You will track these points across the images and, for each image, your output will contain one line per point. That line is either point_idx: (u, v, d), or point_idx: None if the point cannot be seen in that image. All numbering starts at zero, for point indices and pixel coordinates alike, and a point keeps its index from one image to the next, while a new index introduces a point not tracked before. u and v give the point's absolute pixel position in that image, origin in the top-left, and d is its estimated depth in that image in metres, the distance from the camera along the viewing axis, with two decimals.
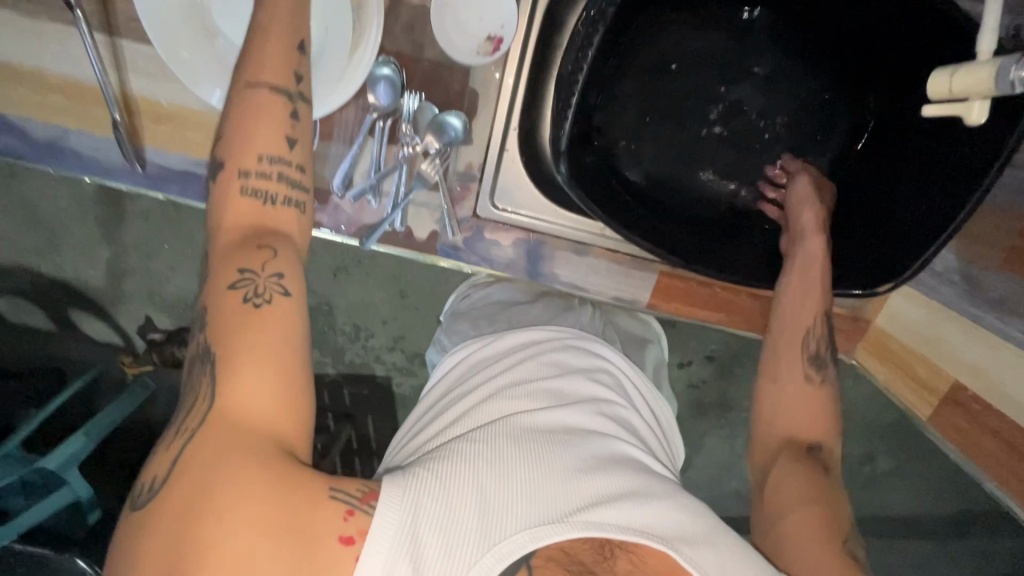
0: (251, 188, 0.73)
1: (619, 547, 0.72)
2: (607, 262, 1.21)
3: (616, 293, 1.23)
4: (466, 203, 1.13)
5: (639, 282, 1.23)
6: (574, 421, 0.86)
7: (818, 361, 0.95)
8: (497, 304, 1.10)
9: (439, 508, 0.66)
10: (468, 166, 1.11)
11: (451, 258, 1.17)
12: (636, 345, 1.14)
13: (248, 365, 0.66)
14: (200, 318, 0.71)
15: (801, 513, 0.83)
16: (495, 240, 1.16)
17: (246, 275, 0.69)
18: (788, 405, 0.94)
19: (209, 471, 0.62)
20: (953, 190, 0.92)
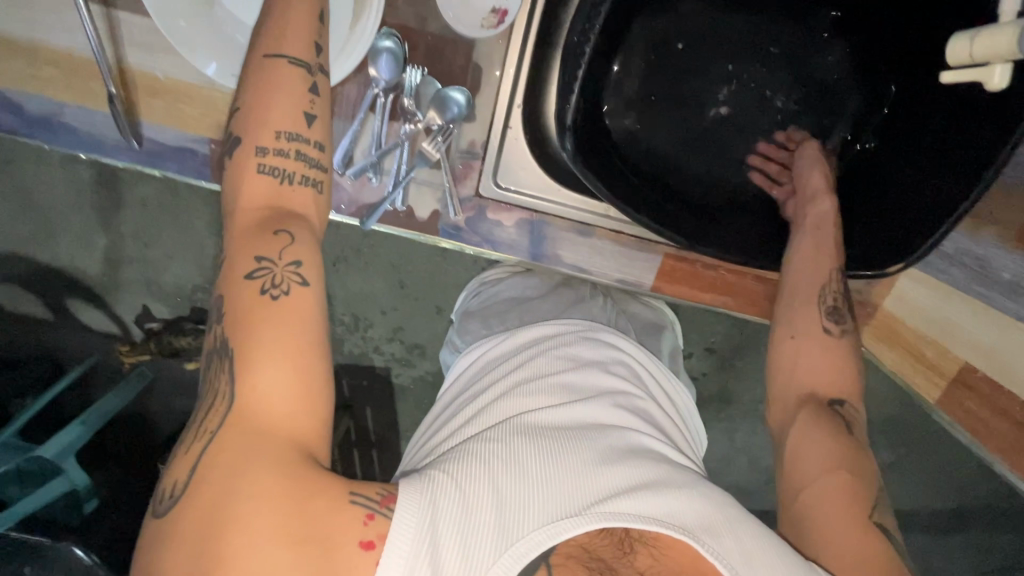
0: (270, 167, 0.72)
1: (638, 541, 0.73)
2: (620, 247, 1.13)
3: (622, 279, 1.14)
4: (470, 182, 1.06)
5: (649, 267, 1.13)
6: (589, 415, 0.85)
7: (837, 316, 0.91)
8: (512, 300, 1.07)
9: (456, 508, 0.66)
10: (471, 145, 1.05)
11: (454, 240, 1.08)
12: (652, 338, 1.09)
13: (268, 364, 0.64)
14: (217, 309, 0.68)
15: (827, 480, 0.79)
16: (498, 221, 1.09)
17: (263, 261, 0.67)
18: (808, 361, 0.89)
19: (231, 475, 0.60)
20: (962, 169, 0.91)
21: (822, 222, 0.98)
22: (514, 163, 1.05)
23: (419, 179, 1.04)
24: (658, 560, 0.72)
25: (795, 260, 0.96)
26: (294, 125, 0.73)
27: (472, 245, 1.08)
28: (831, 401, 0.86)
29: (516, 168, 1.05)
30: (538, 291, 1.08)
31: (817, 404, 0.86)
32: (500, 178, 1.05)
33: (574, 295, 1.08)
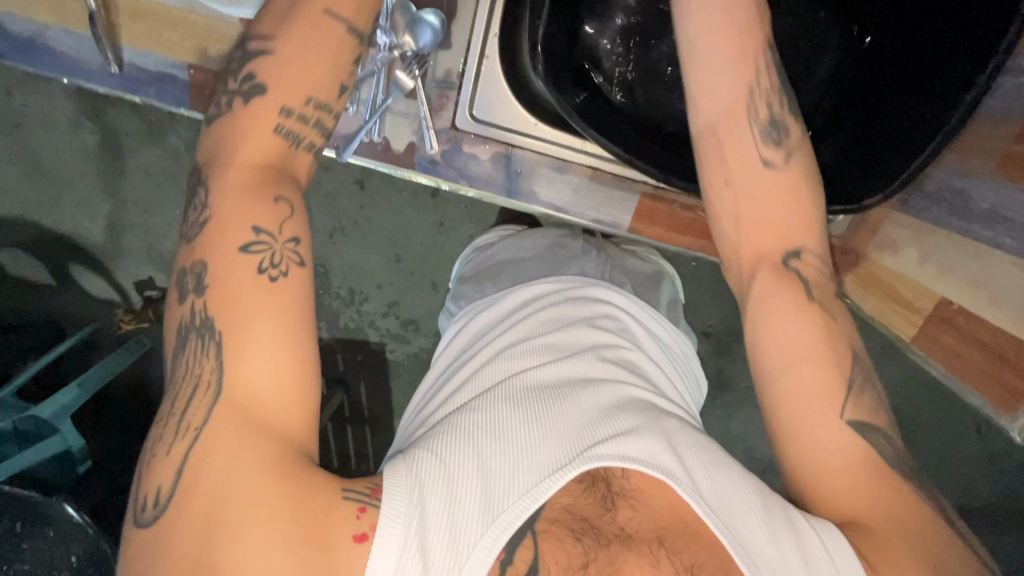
0: (283, 134, 0.62)
1: (621, 499, 0.65)
2: (608, 193, 0.85)
3: (600, 220, 0.87)
4: (445, 113, 0.81)
5: (629, 206, 0.87)
6: (573, 365, 0.75)
7: (772, 131, 0.68)
8: (504, 264, 0.94)
9: (440, 484, 0.59)
10: (448, 75, 0.80)
11: (427, 177, 0.83)
12: (650, 291, 0.95)
13: (256, 345, 0.56)
14: (197, 276, 0.59)
15: (793, 377, 0.65)
16: (472, 155, 0.83)
17: (263, 235, 0.59)
18: (757, 205, 0.68)
19: (224, 480, 0.54)
20: (955, 76, 0.70)
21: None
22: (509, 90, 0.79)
23: (394, 110, 0.79)
24: (639, 514, 0.65)
25: (704, 62, 0.67)
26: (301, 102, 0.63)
27: (445, 183, 0.83)
28: (783, 258, 0.67)
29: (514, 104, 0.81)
30: (531, 252, 0.95)
31: (775, 271, 0.67)
32: (477, 111, 0.80)
33: (568, 254, 0.93)
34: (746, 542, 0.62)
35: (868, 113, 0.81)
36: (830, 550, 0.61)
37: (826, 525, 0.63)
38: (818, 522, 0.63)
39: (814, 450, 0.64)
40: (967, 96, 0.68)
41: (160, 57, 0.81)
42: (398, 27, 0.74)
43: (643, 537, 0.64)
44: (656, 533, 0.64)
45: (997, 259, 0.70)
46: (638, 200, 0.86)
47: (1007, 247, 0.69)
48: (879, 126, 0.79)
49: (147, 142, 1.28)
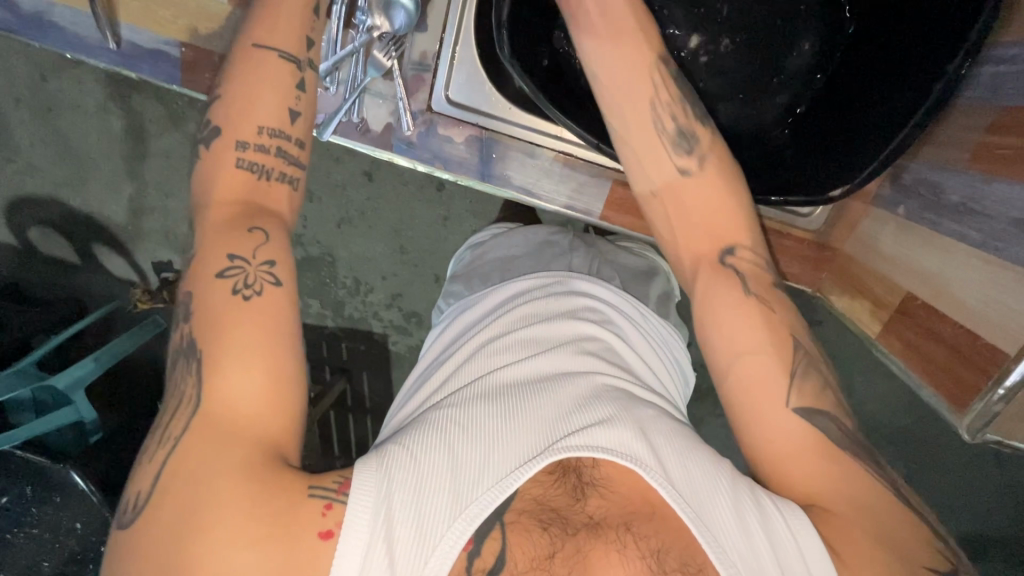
0: (247, 169, 0.56)
1: (590, 487, 0.52)
2: (579, 180, 0.79)
3: (571, 205, 0.79)
4: (421, 94, 0.74)
5: (602, 192, 0.79)
6: (550, 342, 0.62)
7: (684, 142, 0.61)
8: (495, 264, 0.76)
9: (408, 481, 0.48)
10: (424, 57, 0.73)
11: (405, 161, 0.77)
12: (639, 288, 0.76)
13: (235, 358, 0.49)
14: (182, 306, 0.52)
15: (745, 367, 0.56)
16: (448, 138, 0.76)
17: (237, 259, 0.51)
18: (681, 216, 0.61)
19: (192, 496, 0.45)
20: (933, 56, 0.58)
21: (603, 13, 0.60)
22: (486, 77, 0.73)
23: (371, 90, 0.73)
24: (609, 503, 0.52)
25: (605, 81, 0.60)
26: (278, 122, 0.58)
27: (422, 168, 0.77)
28: (718, 256, 0.60)
29: (493, 89, 0.73)
30: (521, 248, 0.76)
31: (714, 270, 0.60)
32: (453, 94, 0.73)
33: (556, 250, 0.75)
34: (730, 549, 0.50)
35: (839, 104, 0.69)
36: (798, 541, 0.50)
37: (796, 512, 0.52)
38: (785, 502, 0.53)
39: (777, 442, 0.55)
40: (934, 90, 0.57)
41: (155, 35, 0.73)
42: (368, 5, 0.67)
43: (611, 522, 0.51)
44: (623, 518, 0.51)
45: (960, 253, 0.57)
46: (611, 188, 0.79)
47: (970, 241, 0.56)
48: (843, 119, 0.67)
49: (168, 125, 1.16)
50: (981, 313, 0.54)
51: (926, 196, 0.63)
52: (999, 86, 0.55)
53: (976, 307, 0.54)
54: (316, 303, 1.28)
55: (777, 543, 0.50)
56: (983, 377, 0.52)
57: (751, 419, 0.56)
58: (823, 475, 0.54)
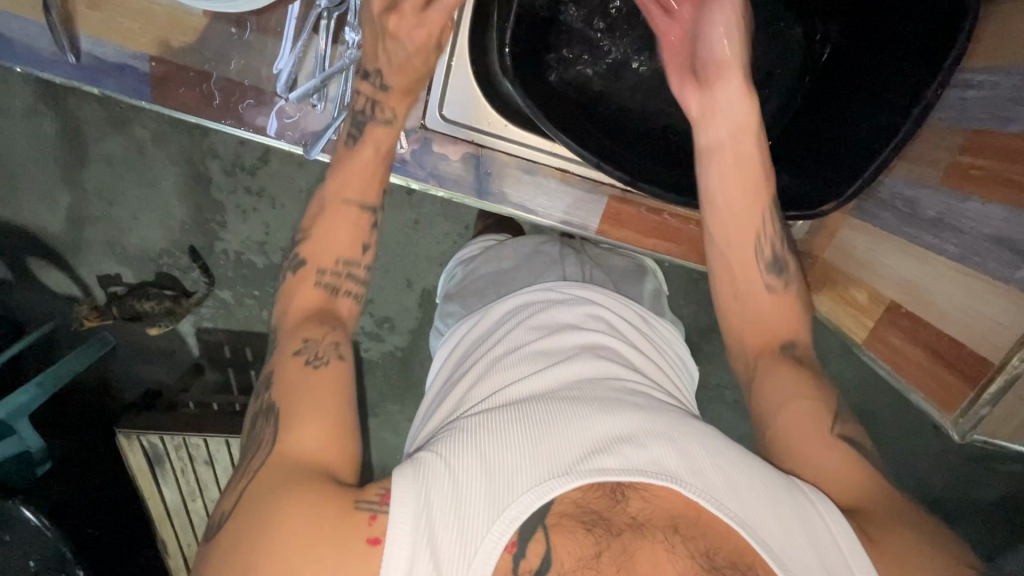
0: (325, 286, 0.60)
1: (631, 489, 0.46)
2: (574, 195, 0.77)
3: (567, 220, 0.78)
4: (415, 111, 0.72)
5: (596, 206, 0.78)
6: (567, 349, 0.58)
7: (775, 263, 0.64)
8: (487, 279, 0.72)
9: (445, 487, 0.44)
10: None
11: (397, 179, 0.74)
12: (631, 286, 0.73)
13: (301, 411, 0.49)
14: (263, 376, 0.55)
15: (793, 410, 0.57)
16: (443, 156, 0.75)
17: (310, 343, 0.55)
18: (753, 317, 0.64)
19: (250, 539, 0.43)
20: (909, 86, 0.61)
21: (754, 188, 0.64)
22: (484, 98, 0.72)
23: None
24: (652, 505, 0.46)
25: (721, 198, 0.64)
26: (351, 249, 0.62)
27: (415, 186, 0.74)
28: (780, 345, 0.62)
29: (487, 106, 0.72)
30: (511, 262, 0.73)
31: (777, 359, 0.61)
32: (447, 112, 0.72)
33: (546, 259, 0.72)
34: (781, 547, 0.45)
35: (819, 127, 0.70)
36: (836, 537, 0.47)
37: (825, 500, 0.49)
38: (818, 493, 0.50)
39: (818, 478, 0.54)
40: (913, 114, 0.60)
41: (121, 48, 0.67)
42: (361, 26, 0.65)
43: (656, 524, 0.46)
44: (670, 519, 0.46)
45: (936, 261, 0.61)
46: (605, 203, 0.77)
47: (950, 255, 0.60)
48: (822, 133, 0.70)
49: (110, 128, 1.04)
50: (958, 318, 0.58)
51: (903, 209, 0.66)
52: (966, 111, 0.60)
53: (960, 316, 0.58)
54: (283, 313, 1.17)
55: (818, 538, 0.46)
56: (972, 386, 0.57)
57: (794, 445, 0.56)
58: (854, 483, 0.53)
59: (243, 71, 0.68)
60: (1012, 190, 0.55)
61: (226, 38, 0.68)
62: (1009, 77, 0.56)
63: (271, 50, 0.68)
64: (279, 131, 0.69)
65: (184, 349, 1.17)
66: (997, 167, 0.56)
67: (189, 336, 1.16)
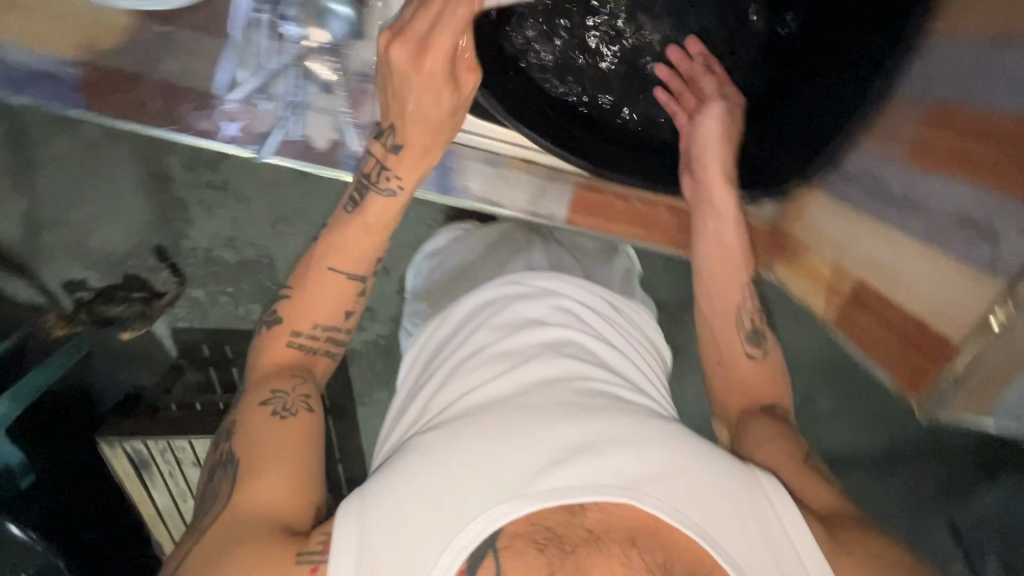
0: (297, 347, 0.60)
1: (588, 502, 0.45)
2: (538, 185, 0.75)
3: (535, 212, 0.75)
4: (369, 107, 0.64)
5: (564, 196, 0.75)
6: (530, 352, 0.57)
7: (756, 336, 0.66)
8: (452, 272, 0.71)
9: (391, 521, 0.44)
10: (366, 67, 0.65)
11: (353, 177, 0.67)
12: (598, 268, 0.74)
13: (261, 461, 0.50)
14: (228, 425, 0.56)
15: (772, 449, 0.58)
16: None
17: (279, 393, 0.56)
18: (742, 384, 0.65)
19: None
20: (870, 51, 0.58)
21: (735, 263, 0.67)
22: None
23: (312, 105, 0.66)
24: (610, 516, 0.45)
25: (706, 269, 0.67)
26: (334, 317, 0.62)
27: None
28: (762, 406, 0.63)
29: None
30: (475, 252, 0.73)
31: (758, 418, 0.62)
32: None
33: (514, 246, 0.73)
34: (734, 551, 0.45)
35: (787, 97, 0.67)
36: (793, 541, 0.47)
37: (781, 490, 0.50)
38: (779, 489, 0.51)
39: (807, 493, 0.55)
40: (875, 84, 0.58)
41: (42, 53, 0.62)
42: (302, 18, 0.64)
43: (614, 536, 0.45)
44: (627, 530, 0.45)
45: (903, 244, 0.62)
46: (573, 192, 0.75)
47: (918, 235, 0.61)
48: (783, 109, 0.67)
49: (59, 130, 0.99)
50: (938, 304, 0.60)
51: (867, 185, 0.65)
52: (931, 81, 0.58)
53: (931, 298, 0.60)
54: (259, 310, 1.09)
55: (773, 541, 0.47)
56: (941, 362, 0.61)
57: (777, 465, 0.57)
58: (834, 498, 0.55)
59: (181, 74, 0.65)
60: (973, 170, 0.55)
61: (158, 38, 0.64)
62: (968, 47, 0.55)
63: (210, 52, 0.65)
64: (227, 135, 0.65)
65: (162, 349, 1.08)
66: (962, 145, 0.56)
67: (166, 338, 1.08)
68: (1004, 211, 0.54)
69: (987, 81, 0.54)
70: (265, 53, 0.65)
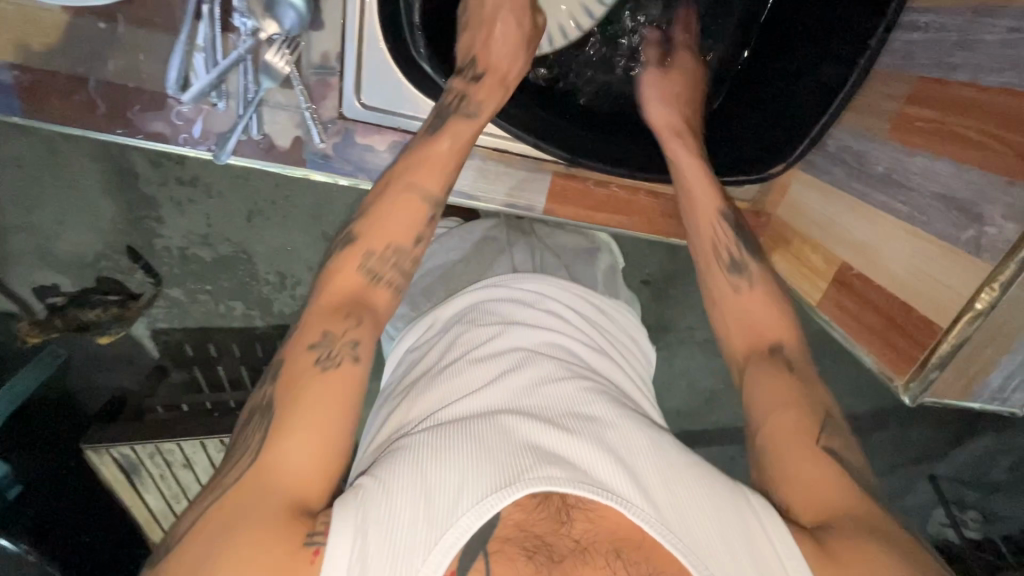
0: (365, 274, 0.54)
1: (576, 509, 0.46)
2: (515, 176, 0.73)
3: (510, 203, 0.74)
4: (331, 100, 0.65)
5: (541, 185, 0.73)
6: (519, 349, 0.56)
7: (736, 264, 0.62)
8: (435, 276, 0.67)
9: (382, 517, 0.42)
10: (326, 58, 0.63)
11: (323, 177, 0.67)
12: (583, 269, 0.70)
13: (300, 415, 0.46)
14: (272, 364, 0.51)
15: (776, 420, 0.53)
16: (368, 147, 0.67)
17: (326, 338, 0.50)
18: (739, 313, 0.60)
19: (220, 540, 0.41)
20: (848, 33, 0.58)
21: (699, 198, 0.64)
22: (404, 78, 0.64)
23: (269, 101, 0.63)
24: (597, 526, 0.46)
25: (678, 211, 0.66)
26: (405, 239, 0.56)
27: (344, 182, 0.68)
28: (769, 348, 0.58)
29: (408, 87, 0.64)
30: (459, 253, 0.69)
31: (767, 362, 0.57)
32: (366, 99, 0.64)
33: (494, 250, 0.68)
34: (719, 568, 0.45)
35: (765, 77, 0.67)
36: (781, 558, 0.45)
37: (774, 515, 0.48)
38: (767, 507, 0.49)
39: (795, 487, 0.50)
40: (859, 63, 0.56)
41: None
42: (249, 8, 0.57)
43: (598, 548, 0.46)
44: (612, 542, 0.46)
45: (893, 225, 0.59)
46: (551, 180, 0.73)
47: (898, 214, 0.58)
48: (771, 86, 0.66)
49: None
50: (922, 289, 0.56)
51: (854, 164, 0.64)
52: (913, 55, 0.58)
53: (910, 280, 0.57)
54: (240, 307, 1.03)
55: (761, 559, 0.45)
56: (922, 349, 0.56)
57: (772, 455, 0.52)
58: (830, 496, 0.50)
59: (125, 73, 0.61)
60: (961, 146, 0.53)
61: (98, 36, 0.60)
62: (951, 18, 0.54)
63: (157, 47, 0.60)
64: (183, 137, 0.62)
65: (144, 352, 1.05)
66: (944, 120, 0.54)
67: (146, 339, 1.04)
68: (992, 189, 0.50)
69: (967, 55, 0.53)
70: (214, 50, 0.58)
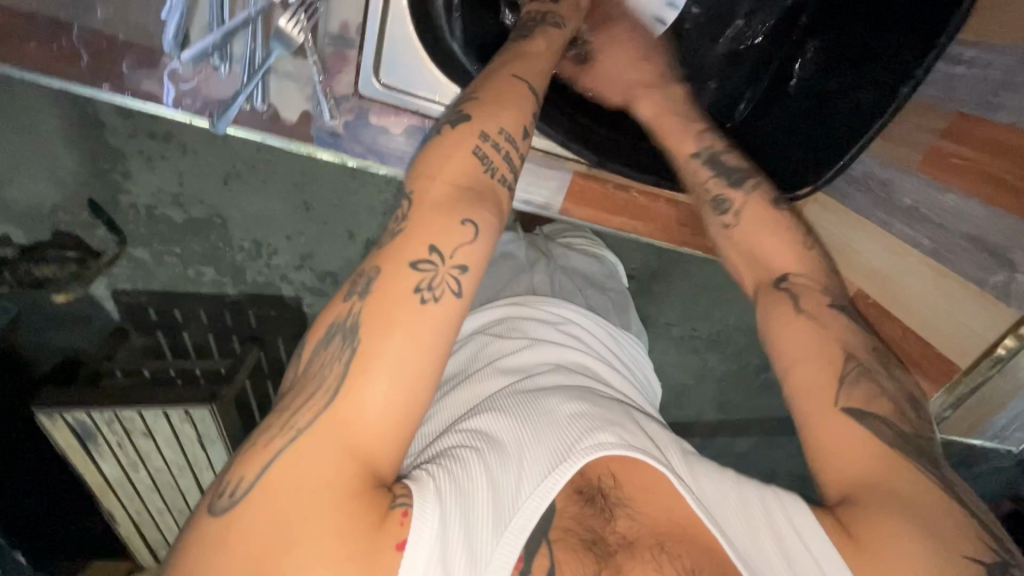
0: (478, 157, 0.44)
1: (618, 506, 0.47)
2: (534, 173, 0.69)
3: (528, 202, 0.71)
4: (346, 75, 0.60)
5: (560, 185, 0.71)
6: (552, 354, 0.56)
7: (717, 206, 0.58)
8: None
9: (455, 496, 0.39)
10: (345, 29, 0.58)
11: (330, 155, 0.63)
12: (596, 296, 0.68)
13: (400, 339, 0.37)
14: (360, 271, 0.41)
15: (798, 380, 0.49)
16: (383, 129, 0.63)
17: (435, 248, 0.40)
18: (746, 254, 0.56)
19: (297, 492, 0.34)
20: (903, 55, 0.56)
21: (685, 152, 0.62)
22: (426, 57, 0.59)
23: (278, 70, 0.58)
24: (638, 522, 0.47)
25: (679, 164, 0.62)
26: (516, 127, 0.47)
27: (352, 163, 0.63)
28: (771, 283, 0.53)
29: (432, 68, 0.60)
30: None
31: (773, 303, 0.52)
32: (384, 77, 0.60)
33: (512, 266, 0.66)
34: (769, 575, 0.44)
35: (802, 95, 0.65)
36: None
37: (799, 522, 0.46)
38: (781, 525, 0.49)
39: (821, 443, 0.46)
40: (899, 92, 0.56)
41: None
42: None
43: (644, 543, 0.46)
44: (655, 537, 0.46)
45: (914, 258, 0.61)
46: (571, 180, 0.70)
47: (923, 248, 0.60)
48: (802, 104, 0.65)
49: None
50: (940, 325, 0.59)
51: (881, 193, 0.64)
52: (953, 89, 0.58)
53: (933, 318, 0.59)
54: (211, 275, 0.96)
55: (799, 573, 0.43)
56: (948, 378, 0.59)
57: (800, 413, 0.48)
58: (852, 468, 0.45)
59: (115, 21, 0.55)
60: (999, 188, 0.53)
61: None
62: (997, 58, 0.54)
63: None
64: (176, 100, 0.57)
65: (103, 313, 0.98)
66: (978, 158, 0.55)
67: (106, 300, 0.97)
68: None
69: (1011, 97, 0.53)
70: (220, 8, 0.54)
